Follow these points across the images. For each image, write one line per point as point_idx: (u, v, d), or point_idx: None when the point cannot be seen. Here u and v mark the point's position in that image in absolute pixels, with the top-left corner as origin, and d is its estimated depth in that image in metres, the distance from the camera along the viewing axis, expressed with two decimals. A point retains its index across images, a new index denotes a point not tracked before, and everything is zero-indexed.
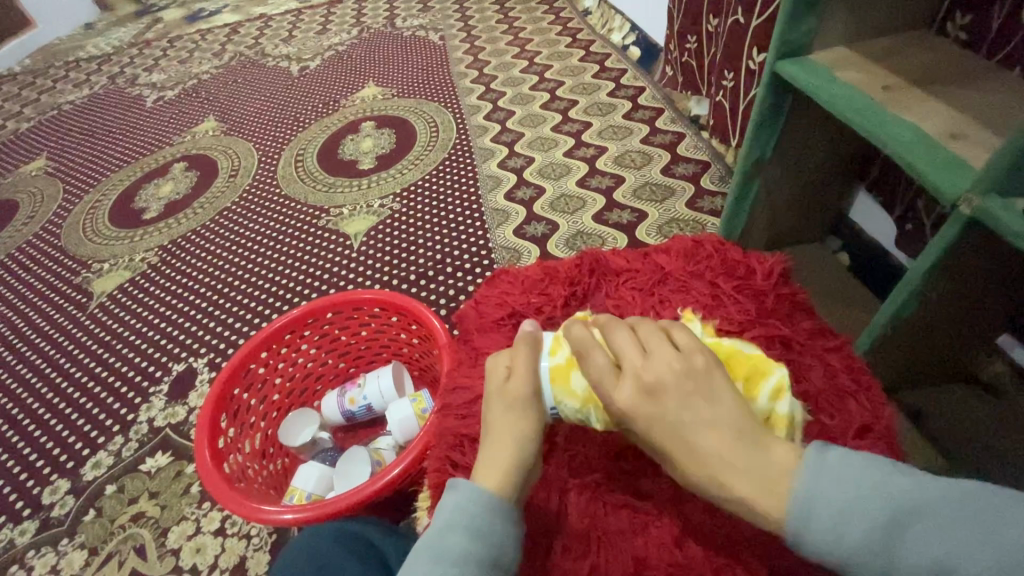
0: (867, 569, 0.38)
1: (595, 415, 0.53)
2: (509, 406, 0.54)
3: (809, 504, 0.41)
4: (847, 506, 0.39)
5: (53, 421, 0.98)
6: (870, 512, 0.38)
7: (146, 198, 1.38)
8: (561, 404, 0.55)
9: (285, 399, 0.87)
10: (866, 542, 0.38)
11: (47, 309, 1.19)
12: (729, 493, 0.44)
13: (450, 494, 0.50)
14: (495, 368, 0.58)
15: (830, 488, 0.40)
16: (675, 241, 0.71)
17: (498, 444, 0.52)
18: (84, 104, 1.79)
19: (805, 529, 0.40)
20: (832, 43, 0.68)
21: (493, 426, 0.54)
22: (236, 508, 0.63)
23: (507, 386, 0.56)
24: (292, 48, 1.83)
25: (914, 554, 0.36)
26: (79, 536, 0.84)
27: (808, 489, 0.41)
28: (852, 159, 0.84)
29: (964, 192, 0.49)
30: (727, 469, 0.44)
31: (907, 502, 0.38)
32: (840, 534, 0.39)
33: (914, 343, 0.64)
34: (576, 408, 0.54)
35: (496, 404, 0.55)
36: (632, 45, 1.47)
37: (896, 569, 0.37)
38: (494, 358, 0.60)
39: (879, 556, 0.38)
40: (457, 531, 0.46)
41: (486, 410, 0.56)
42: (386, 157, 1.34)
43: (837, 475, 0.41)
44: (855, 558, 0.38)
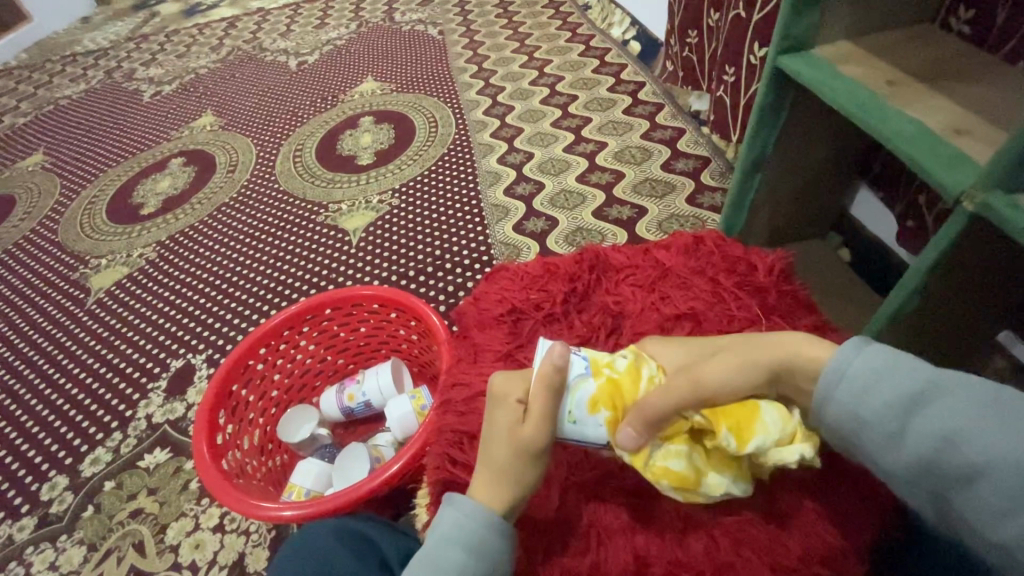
0: (875, 435, 0.41)
1: (625, 352, 0.52)
2: (517, 452, 0.48)
3: (842, 373, 0.43)
4: (877, 379, 0.42)
5: (52, 417, 0.98)
6: (900, 387, 0.40)
7: (143, 193, 1.38)
8: (587, 348, 0.53)
9: (284, 395, 0.86)
10: (885, 412, 0.41)
11: (45, 305, 1.18)
12: (777, 350, 0.48)
13: (448, 510, 0.49)
14: (503, 404, 0.49)
15: (868, 365, 0.42)
16: (676, 237, 0.70)
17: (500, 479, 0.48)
18: (80, 99, 1.78)
19: (832, 395, 0.43)
20: (834, 37, 0.67)
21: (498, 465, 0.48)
22: (233, 504, 0.63)
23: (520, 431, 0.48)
24: (290, 43, 1.82)
25: (926, 429, 0.39)
26: (79, 532, 0.83)
27: (845, 362, 0.44)
28: (854, 155, 0.83)
29: (967, 188, 0.49)
30: (764, 338, 0.49)
31: (940, 388, 0.39)
32: (861, 402, 0.42)
33: (915, 339, 0.64)
34: (606, 353, 0.52)
35: (500, 448, 0.48)
36: (632, 40, 1.46)
37: (905, 436, 0.40)
38: (500, 383, 0.51)
39: (891, 425, 0.40)
40: (454, 547, 0.46)
41: (490, 447, 0.49)
42: (384, 152, 1.33)
43: (875, 358, 0.43)
44: (867, 425, 0.41)
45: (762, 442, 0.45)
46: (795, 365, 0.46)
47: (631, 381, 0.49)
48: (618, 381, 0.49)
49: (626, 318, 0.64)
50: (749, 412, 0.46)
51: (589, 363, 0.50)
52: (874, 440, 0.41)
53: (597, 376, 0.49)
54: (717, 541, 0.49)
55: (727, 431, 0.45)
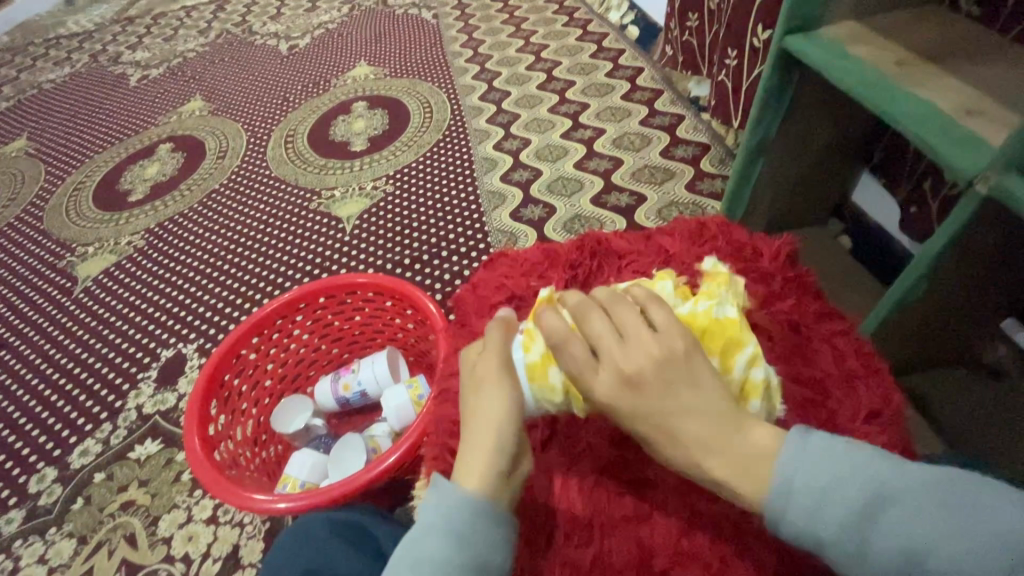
0: (840, 555, 0.39)
1: (575, 404, 0.51)
2: (477, 391, 0.52)
3: (791, 482, 0.41)
4: (827, 494, 0.39)
5: (39, 408, 0.96)
6: (849, 501, 0.39)
7: (131, 180, 1.34)
8: (540, 397, 0.52)
9: (277, 385, 0.85)
10: (840, 534, 0.39)
11: (30, 294, 1.15)
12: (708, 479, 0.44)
13: (432, 492, 0.47)
14: (467, 359, 0.56)
15: (818, 469, 0.40)
16: (679, 223, 0.69)
17: (480, 446, 0.49)
18: (64, 83, 1.73)
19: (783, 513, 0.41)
20: (840, 18, 0.65)
21: (466, 412, 0.52)
22: (215, 491, 0.62)
23: (475, 372, 0.53)
24: (281, 26, 1.77)
25: (888, 545, 0.37)
26: (68, 525, 0.82)
27: (791, 470, 0.41)
28: (857, 140, 0.82)
29: (981, 170, 0.47)
30: (709, 462, 0.43)
31: (886, 492, 0.38)
32: (815, 523, 0.39)
33: (920, 326, 0.63)
34: (555, 401, 0.52)
35: (467, 391, 0.53)
36: (630, 25, 1.43)
37: (867, 554, 0.38)
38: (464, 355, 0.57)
39: (852, 539, 0.38)
40: (437, 536, 0.43)
41: (461, 395, 0.55)
42: (378, 138, 1.31)
43: (816, 466, 0.40)
44: (827, 545, 0.39)
45: None
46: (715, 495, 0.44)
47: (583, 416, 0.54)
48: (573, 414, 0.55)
49: None
50: None
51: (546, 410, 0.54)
52: (839, 559, 0.39)
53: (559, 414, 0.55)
54: (723, 530, 0.48)
55: None
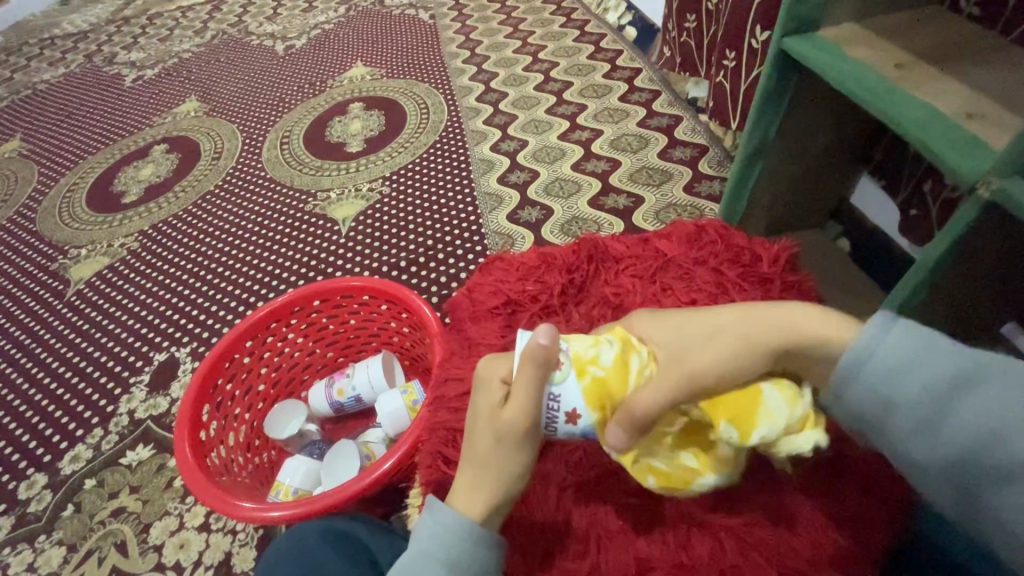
0: (906, 423, 0.40)
1: (609, 339, 0.46)
2: (501, 437, 0.44)
3: (868, 354, 0.41)
4: (910, 364, 0.40)
5: (29, 413, 0.95)
6: (934, 374, 0.39)
7: (125, 181, 1.33)
8: (570, 339, 0.46)
9: (271, 390, 0.83)
10: (915, 401, 0.39)
11: (22, 297, 1.14)
12: (779, 325, 0.45)
13: (426, 513, 0.47)
14: (488, 381, 0.46)
15: (898, 348, 0.40)
16: (678, 227, 0.68)
17: (482, 488, 0.45)
18: (59, 84, 1.72)
19: (854, 379, 0.41)
20: (840, 19, 0.65)
21: (478, 455, 0.45)
22: (204, 497, 0.61)
23: (501, 414, 0.44)
24: (277, 27, 1.76)
25: (963, 419, 0.38)
26: (57, 532, 0.81)
27: (871, 342, 0.41)
28: (857, 142, 0.81)
29: (984, 173, 0.47)
30: (769, 310, 0.46)
31: (976, 372, 0.38)
32: (892, 387, 0.40)
33: (921, 331, 0.62)
34: (588, 342, 0.45)
35: (483, 433, 0.45)
36: (627, 26, 1.43)
37: (939, 424, 0.39)
38: (484, 370, 0.47)
39: (922, 414, 0.39)
40: (432, 561, 0.44)
41: (471, 428, 0.46)
42: (375, 139, 1.30)
43: (905, 339, 0.40)
44: (898, 411, 0.40)
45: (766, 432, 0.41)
46: (798, 342, 0.44)
47: (618, 379, 0.44)
48: (605, 380, 0.43)
49: (626, 309, 0.62)
50: (751, 399, 0.41)
51: (572, 361, 0.44)
52: (904, 428, 0.40)
53: (581, 380, 0.44)
54: (724, 540, 0.47)
55: (726, 425, 0.41)
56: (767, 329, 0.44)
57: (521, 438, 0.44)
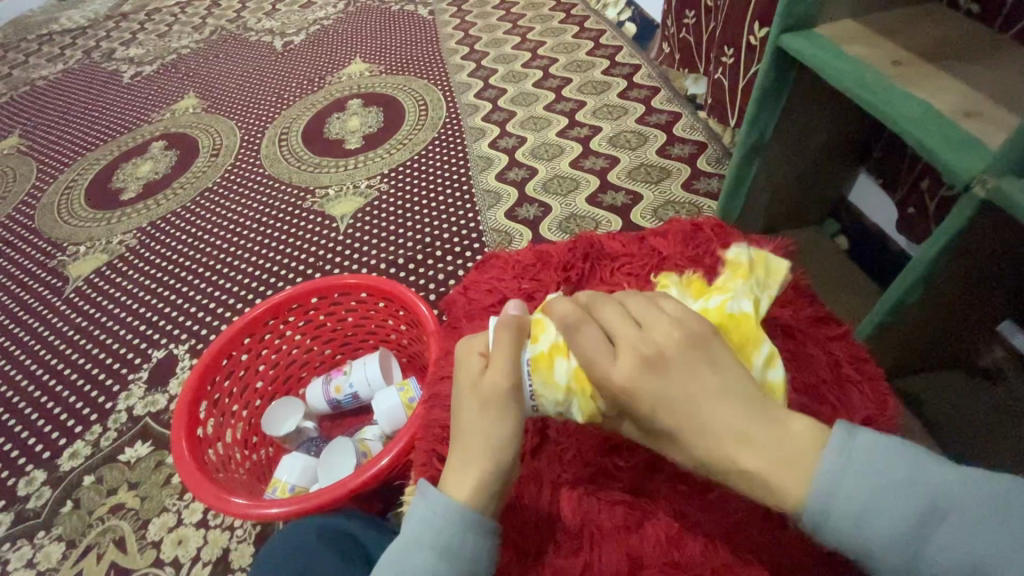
0: (890, 565, 0.36)
1: (578, 408, 0.47)
2: (484, 404, 0.48)
3: (838, 485, 0.37)
4: (881, 497, 0.36)
5: (29, 409, 0.95)
6: (907, 508, 0.35)
7: (123, 178, 1.33)
8: (541, 394, 0.48)
9: (269, 387, 0.83)
10: (894, 539, 0.35)
11: (21, 294, 1.14)
12: (744, 475, 0.39)
13: (418, 503, 0.47)
14: (467, 357, 0.52)
15: (867, 474, 0.36)
16: (673, 225, 0.68)
17: (472, 463, 0.47)
18: (58, 80, 1.72)
19: (826, 519, 0.37)
20: (838, 16, 0.65)
21: (464, 427, 0.49)
22: (200, 494, 0.62)
23: (481, 381, 0.49)
24: (276, 22, 1.75)
25: (947, 559, 0.34)
26: (56, 528, 0.81)
27: (836, 471, 0.37)
28: (854, 139, 0.81)
29: (978, 173, 0.47)
30: (741, 453, 0.39)
31: (949, 500, 0.35)
32: (866, 527, 0.36)
33: (916, 330, 0.62)
34: (557, 402, 0.47)
35: (469, 402, 0.49)
36: (627, 22, 1.42)
37: (923, 564, 0.35)
38: (466, 344, 0.53)
39: (903, 551, 0.35)
40: (424, 551, 0.44)
41: (456, 404, 0.51)
42: (373, 136, 1.29)
43: (868, 466, 0.37)
44: (881, 554, 0.36)
45: None
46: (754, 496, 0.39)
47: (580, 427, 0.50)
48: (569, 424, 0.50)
49: None
50: None
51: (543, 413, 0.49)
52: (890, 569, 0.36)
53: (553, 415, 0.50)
54: (716, 537, 0.47)
55: None
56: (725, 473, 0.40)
57: (502, 402, 0.48)
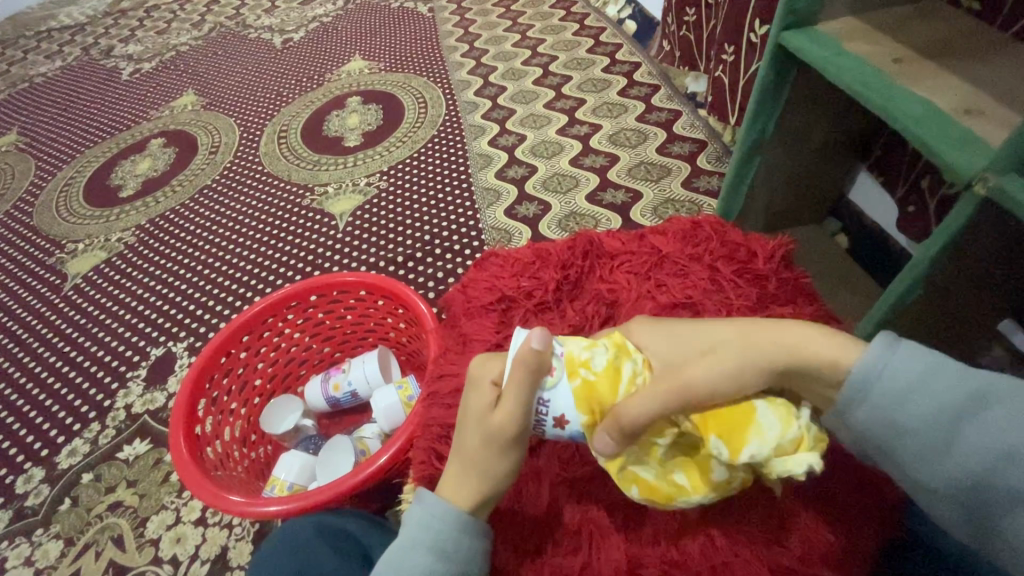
0: (916, 446, 0.39)
1: (606, 344, 0.46)
2: (491, 437, 0.45)
3: (879, 373, 0.41)
4: (919, 386, 0.40)
5: (27, 407, 0.95)
6: (941, 397, 0.39)
7: (122, 175, 1.32)
8: (566, 341, 0.47)
9: (267, 385, 0.83)
10: (925, 422, 0.39)
11: (18, 291, 1.14)
12: (786, 341, 0.43)
13: (417, 506, 0.47)
14: (479, 381, 0.47)
15: (909, 365, 0.40)
16: (673, 223, 0.68)
17: (468, 481, 0.46)
18: (56, 77, 1.71)
19: (863, 400, 0.41)
20: (839, 14, 0.64)
21: (468, 454, 0.46)
22: (198, 492, 0.61)
23: (492, 416, 0.45)
24: (275, 19, 1.75)
25: (974, 446, 0.38)
26: (55, 526, 0.81)
27: (880, 362, 0.41)
28: (855, 138, 0.81)
29: (980, 170, 0.47)
30: (775, 329, 0.45)
31: (983, 396, 0.38)
32: (901, 409, 0.40)
33: (916, 328, 0.62)
34: (584, 345, 0.46)
35: (474, 432, 0.45)
36: (627, 19, 1.42)
37: (951, 448, 0.38)
38: (479, 367, 0.48)
39: (932, 434, 0.39)
40: (420, 551, 0.44)
41: (460, 426, 0.47)
42: (372, 134, 1.29)
43: (912, 362, 0.40)
44: (909, 435, 0.40)
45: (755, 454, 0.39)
46: (802, 364, 0.42)
47: (609, 385, 0.44)
48: (595, 383, 0.44)
49: (620, 306, 0.62)
50: (743, 417, 0.40)
51: (564, 360, 0.45)
52: (916, 451, 0.40)
53: (574, 381, 0.44)
54: (716, 534, 0.47)
55: (715, 438, 0.40)
56: (772, 345, 0.43)
57: (507, 442, 0.45)
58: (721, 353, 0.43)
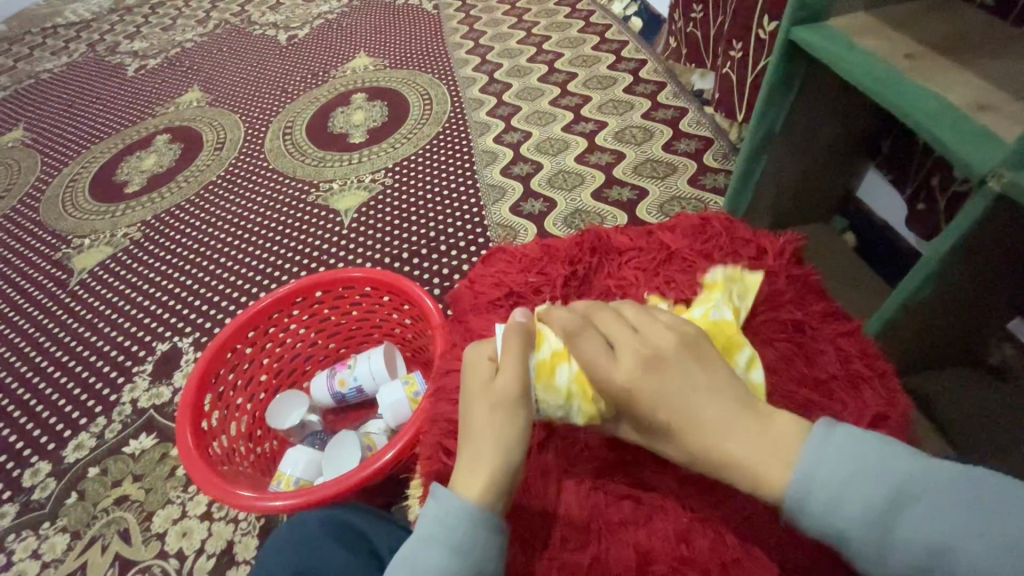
0: (862, 549, 0.38)
1: (580, 409, 0.51)
2: (494, 404, 0.49)
3: (814, 468, 0.40)
4: (847, 487, 0.39)
5: (34, 401, 0.95)
6: (873, 494, 0.38)
7: (127, 171, 1.33)
8: (545, 400, 0.52)
9: (273, 380, 0.83)
10: (861, 521, 0.38)
11: (25, 286, 1.14)
12: (727, 462, 0.42)
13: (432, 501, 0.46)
14: (476, 362, 0.53)
15: (832, 467, 0.39)
16: (681, 219, 0.68)
17: (482, 460, 0.47)
18: (62, 73, 1.71)
19: (801, 507, 0.40)
20: (849, 9, 0.64)
21: (473, 429, 0.49)
22: (208, 488, 0.61)
23: (493, 384, 0.50)
24: (280, 16, 1.75)
25: (910, 543, 0.37)
26: (62, 519, 0.81)
27: (807, 467, 0.40)
28: (864, 134, 0.80)
29: (995, 166, 0.46)
30: (727, 443, 0.42)
31: (912, 486, 0.37)
32: (835, 514, 0.39)
33: (925, 327, 0.62)
34: (559, 405, 0.51)
35: (478, 404, 0.50)
36: (633, 16, 1.41)
37: (891, 546, 0.37)
38: (473, 351, 0.54)
39: (873, 535, 0.38)
40: (437, 547, 0.44)
41: (464, 407, 0.51)
42: (377, 130, 1.29)
43: (837, 460, 0.40)
44: (850, 537, 0.38)
45: None
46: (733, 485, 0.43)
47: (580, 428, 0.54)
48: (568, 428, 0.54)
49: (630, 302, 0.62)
50: None
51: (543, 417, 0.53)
52: (861, 553, 0.38)
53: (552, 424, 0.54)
54: (726, 532, 0.47)
55: None
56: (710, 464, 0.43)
57: (512, 400, 0.49)
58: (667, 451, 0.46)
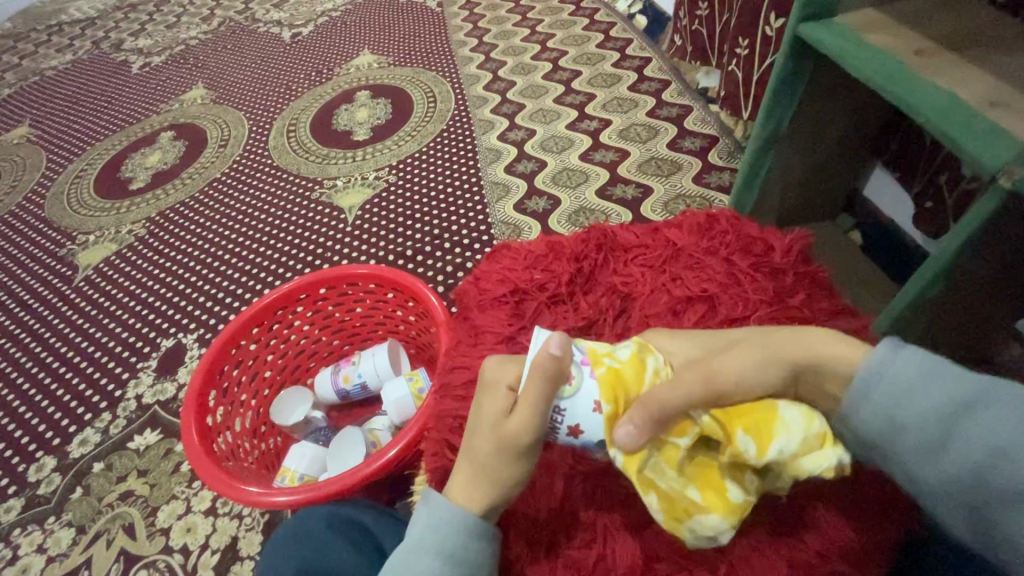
0: (917, 442, 0.40)
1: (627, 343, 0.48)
2: (502, 445, 0.44)
3: (880, 375, 0.42)
4: (915, 384, 0.41)
5: (39, 397, 0.96)
6: (942, 396, 0.39)
7: (132, 168, 1.33)
8: (582, 342, 0.48)
9: (277, 376, 0.84)
10: (923, 415, 0.40)
11: (31, 282, 1.14)
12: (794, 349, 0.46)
13: (425, 507, 0.47)
14: (494, 386, 0.46)
15: (904, 368, 0.41)
16: (687, 216, 0.67)
17: (480, 483, 0.45)
18: (67, 70, 1.72)
19: (863, 396, 0.42)
20: (857, 6, 0.63)
21: (477, 457, 0.45)
22: (214, 483, 0.61)
23: (505, 425, 0.44)
24: (284, 14, 1.75)
25: (971, 443, 0.38)
26: (67, 514, 0.81)
27: (878, 364, 0.42)
28: (871, 132, 0.80)
29: (1005, 163, 0.46)
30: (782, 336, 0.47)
31: (986, 396, 0.38)
32: (899, 406, 0.41)
33: (934, 324, 0.61)
34: (603, 344, 0.48)
35: (484, 438, 0.45)
36: (638, 14, 1.40)
37: (949, 442, 0.39)
38: (494, 369, 0.47)
39: (933, 430, 0.39)
40: (428, 554, 0.44)
41: (471, 427, 0.47)
42: (381, 128, 1.29)
43: (911, 363, 0.41)
44: (905, 427, 0.40)
45: (781, 444, 0.42)
46: (813, 366, 0.45)
47: (635, 374, 0.45)
48: (621, 372, 0.45)
49: (635, 300, 0.61)
50: (767, 413, 0.43)
51: (586, 353, 0.46)
52: (914, 446, 0.40)
53: (600, 369, 0.45)
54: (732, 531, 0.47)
55: (743, 434, 0.42)
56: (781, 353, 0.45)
57: (520, 448, 0.44)
58: (739, 361, 0.45)
